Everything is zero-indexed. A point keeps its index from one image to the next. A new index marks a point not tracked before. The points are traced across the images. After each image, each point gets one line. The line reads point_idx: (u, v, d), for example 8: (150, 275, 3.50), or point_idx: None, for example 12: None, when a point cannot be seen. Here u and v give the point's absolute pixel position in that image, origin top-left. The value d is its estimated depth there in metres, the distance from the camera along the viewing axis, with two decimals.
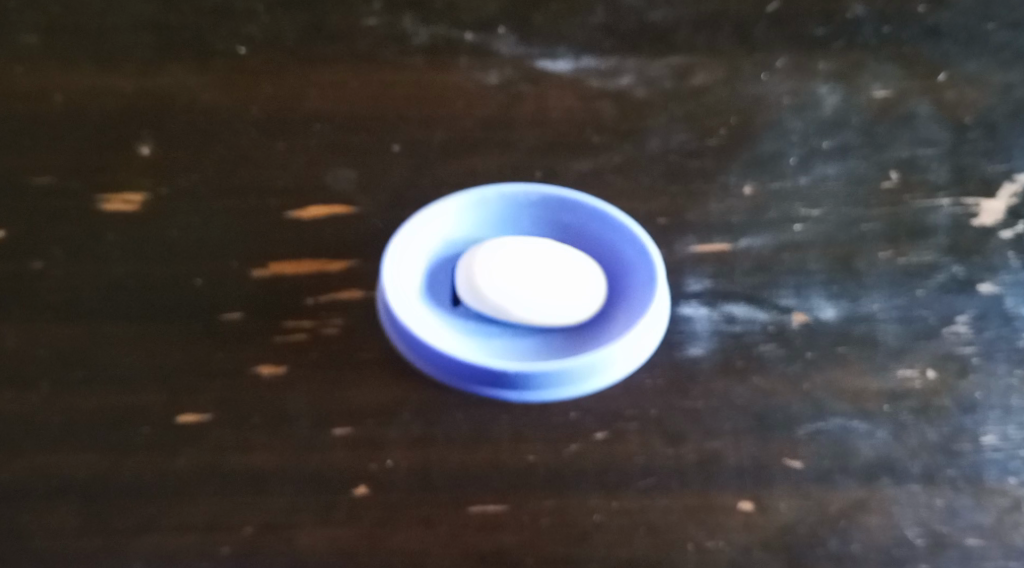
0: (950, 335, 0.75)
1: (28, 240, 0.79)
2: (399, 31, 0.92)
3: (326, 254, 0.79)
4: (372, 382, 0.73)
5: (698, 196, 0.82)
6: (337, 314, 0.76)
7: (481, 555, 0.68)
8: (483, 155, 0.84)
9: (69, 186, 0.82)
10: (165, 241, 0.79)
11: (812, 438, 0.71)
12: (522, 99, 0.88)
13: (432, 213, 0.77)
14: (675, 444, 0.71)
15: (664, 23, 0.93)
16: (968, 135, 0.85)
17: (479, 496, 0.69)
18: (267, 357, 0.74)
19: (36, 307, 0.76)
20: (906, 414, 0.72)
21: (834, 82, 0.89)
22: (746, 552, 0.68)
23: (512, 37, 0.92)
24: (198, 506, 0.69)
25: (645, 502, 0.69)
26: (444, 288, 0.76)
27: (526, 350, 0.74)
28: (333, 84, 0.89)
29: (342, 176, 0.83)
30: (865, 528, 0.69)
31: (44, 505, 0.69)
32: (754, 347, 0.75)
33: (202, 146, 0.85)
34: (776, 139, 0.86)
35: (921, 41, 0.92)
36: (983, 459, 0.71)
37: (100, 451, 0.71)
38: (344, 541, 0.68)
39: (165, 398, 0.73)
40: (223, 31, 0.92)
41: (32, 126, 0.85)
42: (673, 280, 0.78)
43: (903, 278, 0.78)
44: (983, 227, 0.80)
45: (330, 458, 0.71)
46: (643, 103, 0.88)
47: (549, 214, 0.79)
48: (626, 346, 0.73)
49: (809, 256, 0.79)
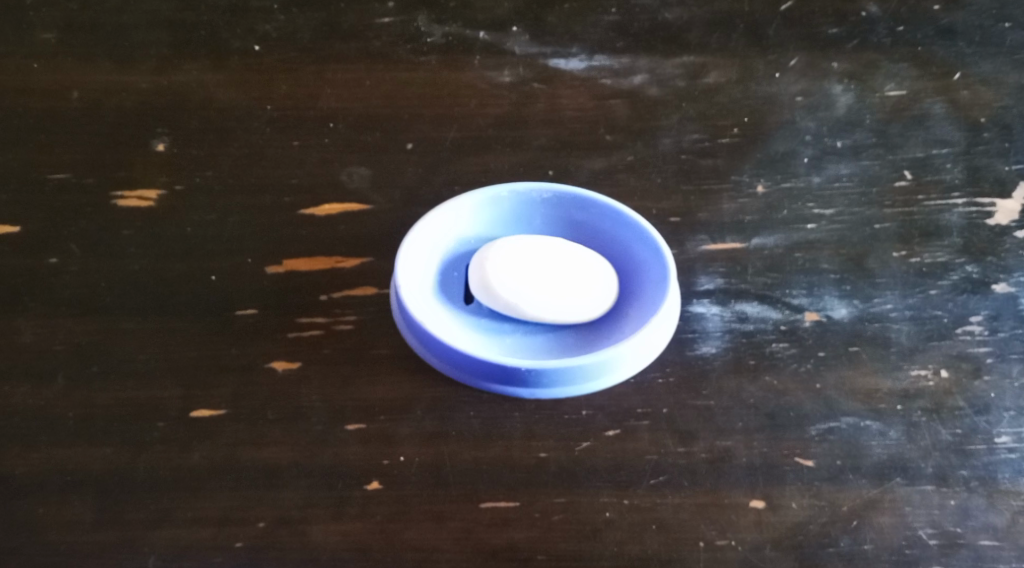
0: (964, 335, 0.75)
1: (44, 236, 0.80)
2: (412, 30, 0.92)
3: (340, 251, 0.79)
4: (385, 379, 0.74)
5: (710, 195, 0.82)
6: (351, 311, 0.76)
7: (493, 551, 0.68)
8: (496, 154, 0.85)
9: (83, 181, 0.83)
10: (181, 237, 0.80)
11: (824, 437, 0.72)
12: (536, 98, 0.88)
13: (445, 211, 0.77)
14: (687, 443, 0.71)
15: (677, 22, 0.93)
16: (982, 135, 0.85)
17: (491, 492, 0.70)
18: (281, 355, 0.74)
19: (51, 302, 0.77)
20: (919, 414, 0.73)
21: (847, 81, 0.89)
22: (758, 552, 0.68)
23: (525, 35, 0.92)
24: (213, 501, 0.70)
25: (655, 499, 0.70)
26: (457, 286, 0.76)
27: (538, 348, 0.74)
28: (346, 82, 0.89)
29: (356, 173, 0.83)
30: (877, 528, 0.69)
31: (60, 498, 0.70)
32: (766, 346, 0.75)
33: (217, 143, 0.85)
34: (789, 139, 0.86)
35: (935, 41, 0.91)
36: (997, 460, 0.71)
37: (115, 445, 0.71)
38: (357, 537, 0.69)
39: (180, 393, 0.73)
40: (238, 30, 0.92)
41: (48, 123, 0.86)
42: (685, 278, 0.78)
43: (917, 278, 0.78)
44: (997, 227, 0.80)
45: (343, 454, 0.71)
46: (656, 102, 0.88)
47: (562, 212, 0.78)
48: (637, 345, 0.72)
49: (822, 256, 0.79)
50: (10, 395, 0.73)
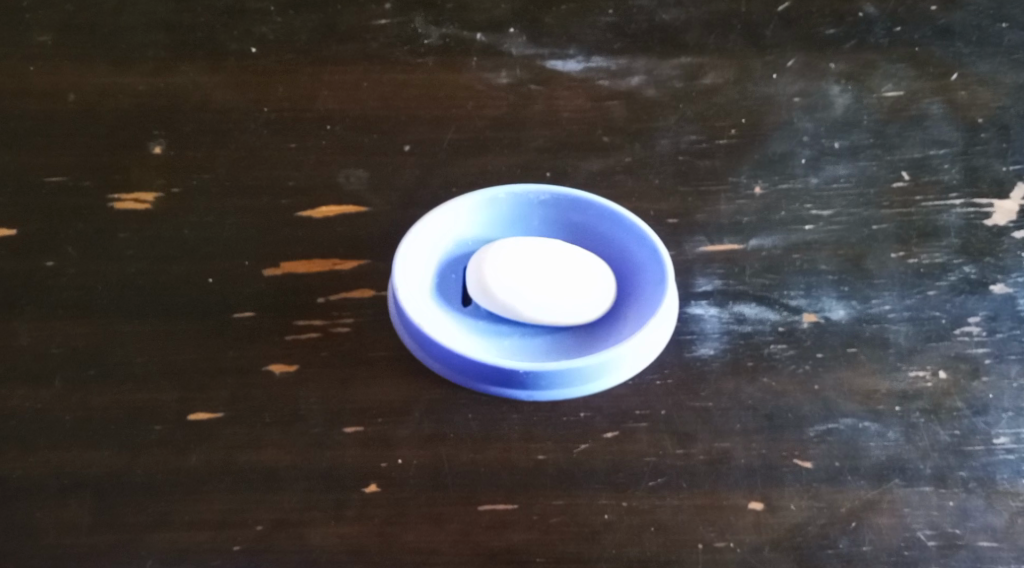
0: (962, 336, 0.75)
1: (42, 238, 0.80)
2: (409, 31, 0.92)
3: (338, 253, 0.79)
4: (383, 381, 0.74)
5: (708, 196, 0.82)
6: (348, 313, 0.76)
7: (491, 554, 0.68)
8: (493, 155, 0.85)
9: (81, 183, 0.82)
10: (178, 239, 0.80)
11: (822, 439, 0.72)
12: (533, 99, 0.88)
13: (442, 213, 0.77)
14: (685, 444, 0.71)
15: (675, 22, 0.93)
16: (980, 135, 0.85)
17: (490, 495, 0.70)
18: (279, 357, 0.74)
19: (49, 305, 0.77)
20: (918, 415, 0.73)
21: (845, 82, 0.89)
22: (757, 553, 0.68)
23: (522, 37, 0.92)
24: (211, 504, 0.70)
25: (654, 501, 0.70)
26: (454, 288, 0.76)
27: (536, 349, 0.74)
28: (344, 84, 0.89)
29: (353, 175, 0.83)
30: (876, 529, 0.69)
31: (58, 501, 0.70)
32: (764, 347, 0.75)
33: (214, 146, 0.85)
34: (787, 140, 0.85)
35: (933, 41, 0.91)
36: (995, 461, 0.71)
37: (113, 448, 0.71)
38: (356, 540, 0.69)
39: (178, 395, 0.73)
40: (236, 31, 0.92)
41: (45, 125, 0.85)
42: (683, 280, 0.78)
43: (915, 279, 0.78)
44: (996, 227, 0.80)
45: (342, 456, 0.71)
46: (653, 103, 0.88)
47: (560, 213, 0.78)
48: (636, 347, 0.72)
49: (820, 257, 0.79)
50: (8, 398, 0.73)
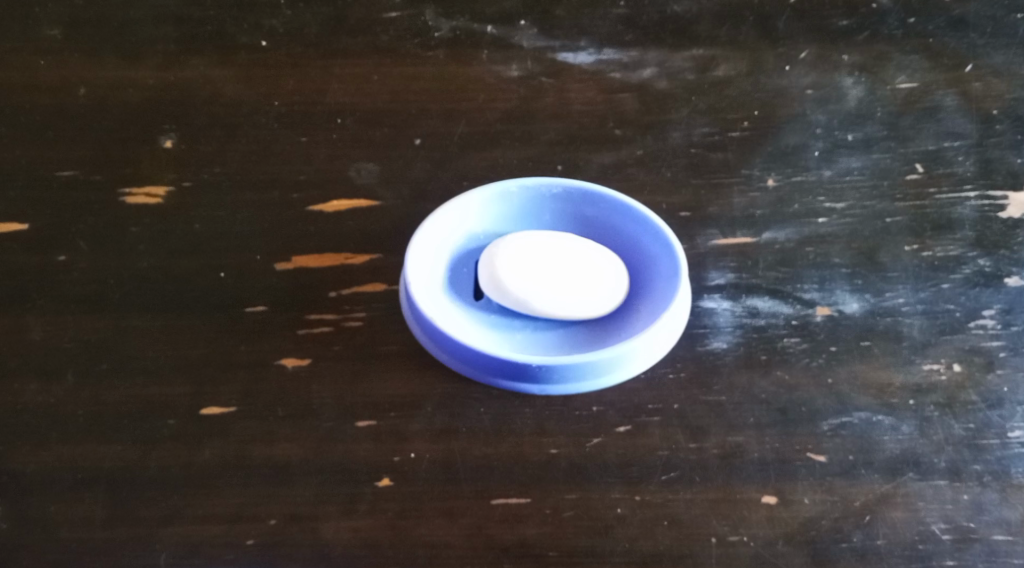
0: (977, 329, 0.75)
1: (52, 232, 0.80)
2: (420, 24, 0.92)
3: (349, 247, 0.79)
4: (396, 375, 0.73)
5: (720, 189, 0.82)
6: (360, 307, 0.76)
7: (504, 548, 0.68)
8: (505, 149, 0.84)
9: (91, 178, 0.82)
10: (189, 233, 0.80)
11: (835, 433, 0.71)
12: (544, 92, 0.88)
13: (454, 206, 0.76)
14: (699, 439, 0.71)
15: (687, 14, 0.93)
16: (995, 128, 0.85)
17: (503, 489, 0.70)
18: (292, 351, 0.74)
19: (61, 300, 0.77)
20: (931, 408, 0.72)
21: (858, 74, 0.89)
22: (770, 547, 0.68)
23: (533, 29, 0.92)
24: (223, 498, 0.70)
25: (667, 495, 0.70)
26: (466, 282, 0.76)
27: (548, 342, 0.74)
28: (355, 77, 0.89)
29: (364, 169, 0.83)
30: (890, 523, 0.69)
31: (71, 496, 0.70)
32: (777, 340, 0.75)
33: (224, 140, 0.85)
34: (799, 133, 0.85)
35: (947, 32, 0.91)
36: (1011, 454, 0.71)
37: (126, 442, 0.71)
38: (369, 533, 0.69)
39: (191, 389, 0.73)
40: (245, 24, 0.92)
41: (55, 119, 0.85)
42: (695, 272, 0.78)
43: (929, 272, 0.77)
44: (1010, 220, 0.80)
45: (355, 450, 0.71)
46: (665, 96, 0.88)
47: (571, 207, 0.78)
48: (648, 340, 0.72)
49: (833, 250, 0.79)
50: (20, 393, 0.73)
